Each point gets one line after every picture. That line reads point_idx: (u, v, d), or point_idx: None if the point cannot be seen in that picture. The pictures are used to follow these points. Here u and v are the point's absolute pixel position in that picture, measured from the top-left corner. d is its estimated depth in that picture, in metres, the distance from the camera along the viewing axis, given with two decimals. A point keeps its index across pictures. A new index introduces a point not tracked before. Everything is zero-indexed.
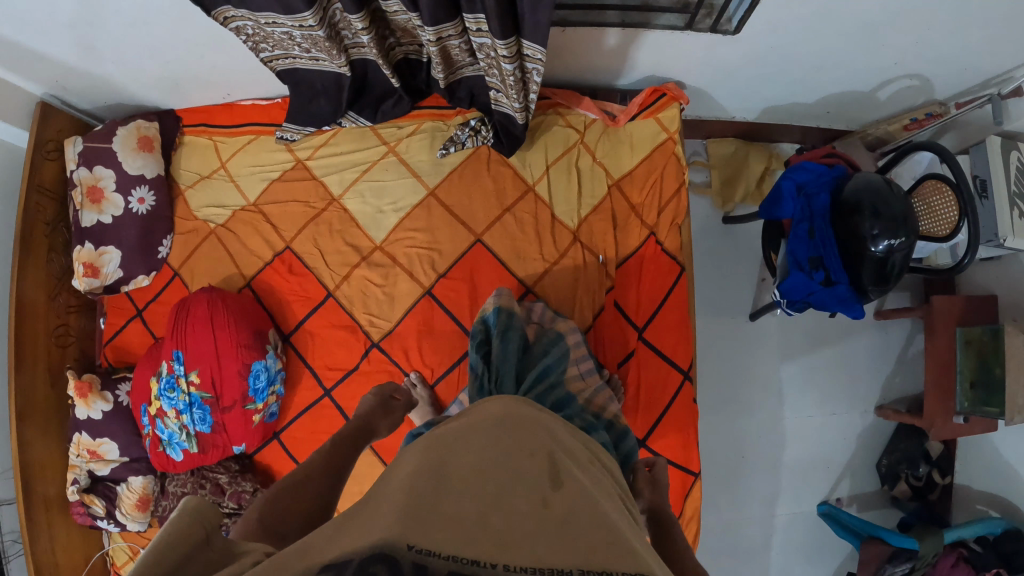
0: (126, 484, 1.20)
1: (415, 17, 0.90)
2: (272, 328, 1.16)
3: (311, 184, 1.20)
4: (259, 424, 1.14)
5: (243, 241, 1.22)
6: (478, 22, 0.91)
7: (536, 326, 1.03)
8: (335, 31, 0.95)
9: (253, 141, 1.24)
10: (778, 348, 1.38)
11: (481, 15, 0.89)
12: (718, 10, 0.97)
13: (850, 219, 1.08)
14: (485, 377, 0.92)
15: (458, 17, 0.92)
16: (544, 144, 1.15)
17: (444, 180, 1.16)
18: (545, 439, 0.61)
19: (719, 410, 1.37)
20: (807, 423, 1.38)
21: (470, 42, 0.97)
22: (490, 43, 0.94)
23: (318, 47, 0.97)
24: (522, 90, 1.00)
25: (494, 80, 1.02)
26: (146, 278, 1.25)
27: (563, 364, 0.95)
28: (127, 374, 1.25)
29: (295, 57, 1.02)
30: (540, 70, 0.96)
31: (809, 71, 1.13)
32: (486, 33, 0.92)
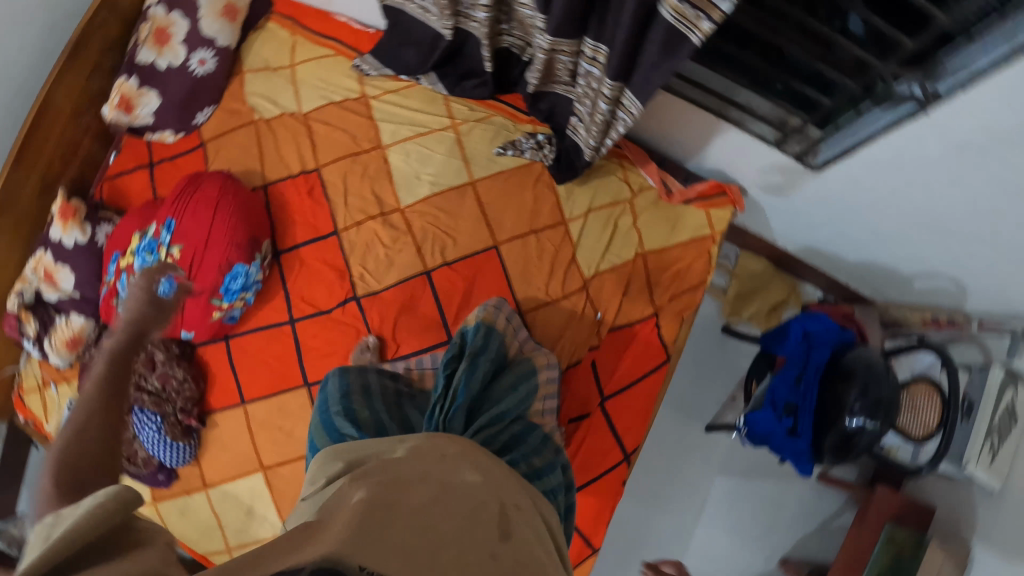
0: (66, 318, 1.18)
1: (541, 20, 0.93)
2: (268, 239, 1.16)
3: (364, 123, 1.18)
4: (216, 321, 1.14)
5: (278, 145, 1.20)
6: (596, 51, 0.94)
7: (517, 345, 1.05)
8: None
9: (330, 57, 1.21)
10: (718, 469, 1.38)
11: (603, 46, 0.92)
12: (812, 141, 0.99)
13: (840, 385, 1.09)
14: (439, 405, 0.91)
15: (579, 38, 0.95)
16: (596, 187, 1.14)
17: (489, 177, 1.14)
18: (491, 488, 0.72)
19: (638, 498, 1.39)
20: (712, 546, 1.38)
21: (577, 66, 0.99)
22: (597, 75, 0.96)
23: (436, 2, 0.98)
24: (601, 133, 1.03)
25: (580, 109, 1.03)
26: (173, 135, 1.23)
27: (525, 408, 0.95)
28: (111, 218, 1.22)
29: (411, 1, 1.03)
30: (626, 124, 0.99)
31: (865, 232, 1.14)
32: (598, 65, 0.95)
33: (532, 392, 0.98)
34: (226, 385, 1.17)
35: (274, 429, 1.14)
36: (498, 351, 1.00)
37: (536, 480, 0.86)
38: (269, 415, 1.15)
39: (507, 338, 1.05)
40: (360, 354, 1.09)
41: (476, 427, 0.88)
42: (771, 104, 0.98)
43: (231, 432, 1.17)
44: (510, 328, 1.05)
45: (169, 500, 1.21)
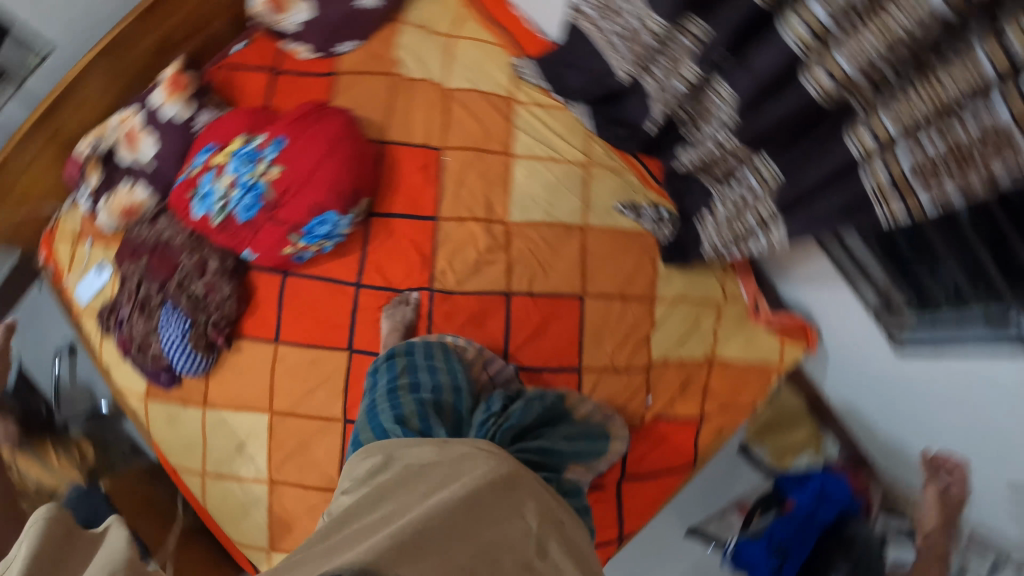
0: (131, 184, 1.17)
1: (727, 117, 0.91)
2: (368, 198, 1.10)
3: (502, 124, 1.14)
4: (284, 254, 1.10)
5: (410, 109, 1.15)
6: (763, 169, 0.94)
7: (581, 408, 1.04)
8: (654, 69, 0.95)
9: (490, 47, 1.19)
10: None
11: (776, 169, 0.91)
12: (903, 325, 1.02)
13: (837, 558, 1.11)
14: (492, 420, 0.91)
15: (756, 151, 0.93)
16: (695, 278, 1.13)
17: (602, 229, 1.12)
18: (538, 494, 0.74)
19: None
20: None
21: (736, 172, 0.98)
22: (755, 191, 0.96)
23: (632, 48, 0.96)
24: (731, 239, 1.04)
25: (718, 208, 1.03)
26: (308, 52, 1.19)
27: (580, 458, 0.95)
28: (215, 107, 1.17)
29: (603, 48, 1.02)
30: (761, 245, 1.00)
31: (916, 428, 1.13)
32: (761, 182, 0.95)
33: (589, 448, 0.97)
34: (266, 317, 1.13)
35: (296, 379, 1.12)
36: (554, 404, 1.00)
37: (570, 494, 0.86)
38: (296, 364, 1.12)
39: (575, 401, 1.05)
40: (399, 307, 1.09)
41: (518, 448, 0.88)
42: (884, 275, 1.00)
43: (251, 365, 1.14)
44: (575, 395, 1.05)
45: (162, 403, 1.17)
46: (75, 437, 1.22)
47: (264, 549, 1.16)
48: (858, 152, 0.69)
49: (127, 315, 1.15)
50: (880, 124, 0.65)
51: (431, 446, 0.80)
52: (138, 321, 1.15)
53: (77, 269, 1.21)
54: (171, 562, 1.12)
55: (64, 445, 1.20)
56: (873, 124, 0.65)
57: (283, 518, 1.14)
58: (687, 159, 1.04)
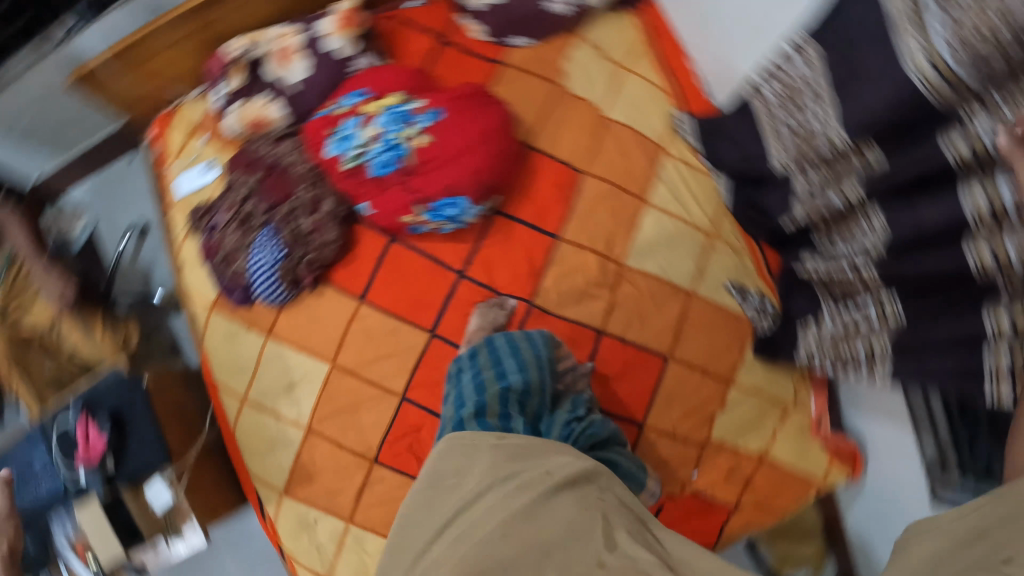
0: (268, 99, 1.16)
1: (869, 246, 0.91)
2: (500, 196, 1.10)
3: (646, 168, 1.14)
4: (402, 220, 1.09)
5: (562, 123, 1.14)
6: (886, 306, 0.93)
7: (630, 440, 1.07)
8: (821, 178, 0.93)
9: (654, 89, 1.19)
10: None
11: (901, 312, 0.91)
12: (947, 485, 1.02)
13: None
14: (571, 422, 0.98)
15: (884, 288, 0.93)
16: (774, 377, 1.16)
17: (706, 301, 1.13)
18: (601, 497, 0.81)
19: None
20: None
21: (855, 299, 0.99)
22: (872, 324, 0.96)
23: (796, 146, 0.94)
24: (832, 356, 1.05)
25: (827, 324, 1.04)
26: (482, 32, 1.18)
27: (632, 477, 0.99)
28: (376, 54, 1.17)
29: (775, 138, 1.00)
30: (860, 375, 1.01)
31: None
32: (879, 317, 0.95)
33: (637, 474, 1.00)
34: (359, 273, 1.12)
35: (367, 342, 1.11)
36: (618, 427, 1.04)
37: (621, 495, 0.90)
38: (372, 328, 1.11)
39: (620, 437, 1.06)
40: (493, 309, 1.10)
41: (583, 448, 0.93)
42: (949, 432, 1.00)
43: (328, 313, 1.12)
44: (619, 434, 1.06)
45: (226, 319, 1.16)
46: (123, 318, 1.21)
47: (277, 491, 1.15)
48: (990, 329, 0.78)
49: (223, 223, 1.14)
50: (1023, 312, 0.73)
51: (485, 446, 0.89)
52: (233, 233, 1.13)
53: (185, 158, 1.21)
54: (186, 474, 1.12)
55: (114, 325, 1.18)
56: (1016, 311, 0.74)
57: (307, 468, 1.13)
58: (813, 270, 1.05)
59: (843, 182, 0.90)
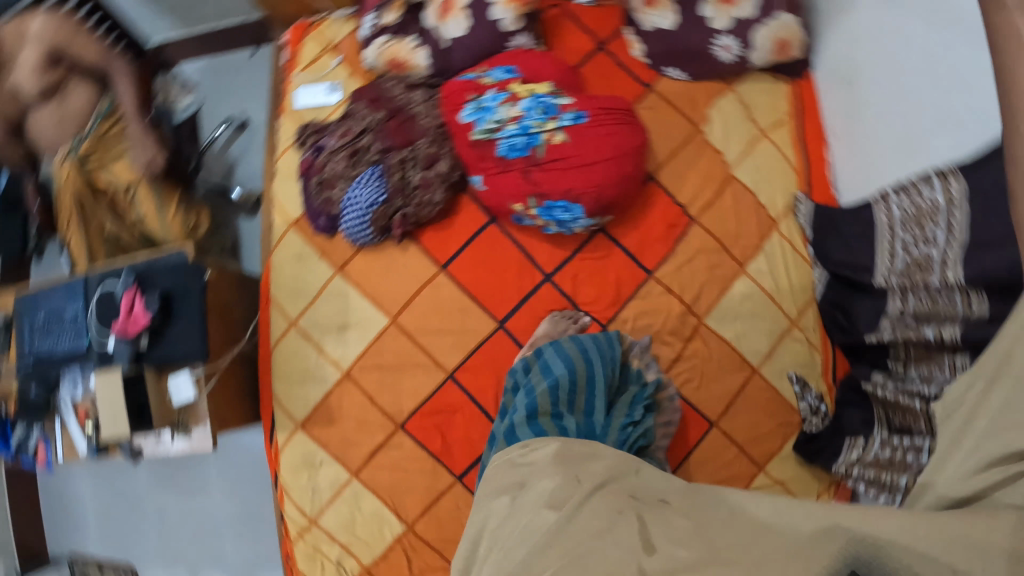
0: (415, 45, 1.14)
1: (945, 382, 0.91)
2: (611, 216, 1.10)
3: (755, 237, 1.13)
4: (511, 207, 1.08)
5: (688, 167, 1.15)
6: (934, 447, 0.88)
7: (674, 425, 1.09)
8: (922, 310, 0.93)
9: (786, 164, 1.18)
10: None
11: None
12: None
13: None
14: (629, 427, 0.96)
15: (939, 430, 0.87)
16: (804, 476, 1.12)
17: (767, 383, 1.12)
18: (638, 488, 0.74)
19: None
20: None
21: (911, 431, 0.94)
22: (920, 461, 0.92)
23: (908, 267, 0.95)
24: (869, 479, 1.00)
25: (876, 446, 1.00)
26: (641, 52, 1.17)
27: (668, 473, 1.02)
28: (533, 36, 1.14)
29: (892, 260, 0.98)
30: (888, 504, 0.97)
31: None
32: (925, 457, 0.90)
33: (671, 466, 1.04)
34: (450, 241, 1.11)
35: (434, 310, 1.10)
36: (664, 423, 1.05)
37: None
38: (443, 299, 1.10)
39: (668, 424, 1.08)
40: (567, 321, 1.09)
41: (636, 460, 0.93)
42: None
43: (406, 270, 1.11)
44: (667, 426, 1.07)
45: (303, 240, 1.14)
46: (198, 201, 1.19)
47: (294, 422, 1.13)
48: None
49: (333, 147, 1.13)
50: None
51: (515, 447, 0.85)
52: (341, 160, 1.12)
53: (313, 72, 1.20)
54: (214, 377, 1.08)
55: (189, 206, 1.17)
56: None
57: (332, 410, 1.11)
58: (880, 389, 1.01)
59: (940, 321, 0.89)
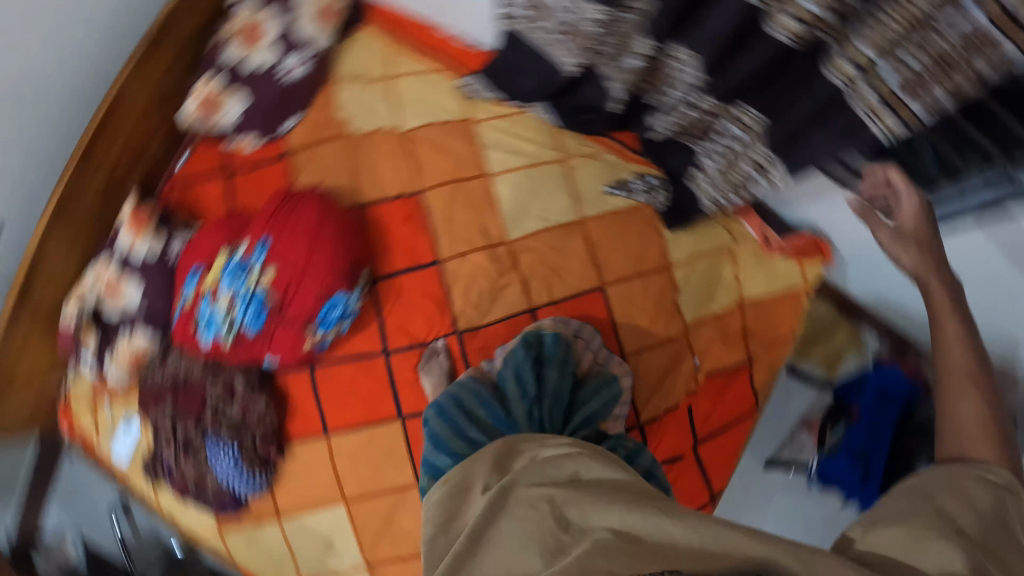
0: (128, 337, 1.13)
1: (691, 73, 0.88)
2: (367, 267, 1.09)
3: (469, 147, 1.13)
4: (306, 349, 1.08)
5: (375, 163, 1.13)
6: (744, 117, 0.91)
7: (591, 359, 1.07)
8: (613, 48, 0.92)
9: (428, 74, 1.17)
10: (777, 501, 1.34)
11: (759, 114, 0.88)
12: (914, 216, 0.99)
13: (911, 438, 1.18)
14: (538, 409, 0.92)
15: (732, 104, 0.90)
16: (699, 235, 1.14)
17: (599, 216, 1.12)
18: (545, 472, 0.72)
19: None
20: None
21: (716, 131, 0.96)
22: (743, 140, 0.94)
23: (571, 40, 0.95)
24: (731, 189, 1.03)
25: (708, 164, 1.02)
26: (256, 142, 1.15)
27: (606, 410, 1.00)
28: (185, 228, 1.14)
29: (558, 51, 0.99)
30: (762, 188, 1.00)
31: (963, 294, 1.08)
32: (747, 130, 0.92)
33: (611, 396, 1.02)
34: (307, 415, 1.12)
35: (360, 465, 1.11)
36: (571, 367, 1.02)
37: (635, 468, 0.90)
38: (355, 447, 1.11)
39: (580, 352, 1.06)
40: (431, 359, 1.08)
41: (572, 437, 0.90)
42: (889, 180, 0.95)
43: (311, 464, 1.13)
44: (580, 343, 1.06)
45: (238, 529, 1.18)
46: None
47: None
48: (841, 83, 0.75)
49: (173, 459, 1.14)
50: (856, 50, 0.71)
51: (435, 490, 0.81)
52: (186, 463, 1.13)
53: (106, 431, 1.20)
54: None
55: None
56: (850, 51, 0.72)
57: None
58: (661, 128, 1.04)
59: (634, 39, 0.89)
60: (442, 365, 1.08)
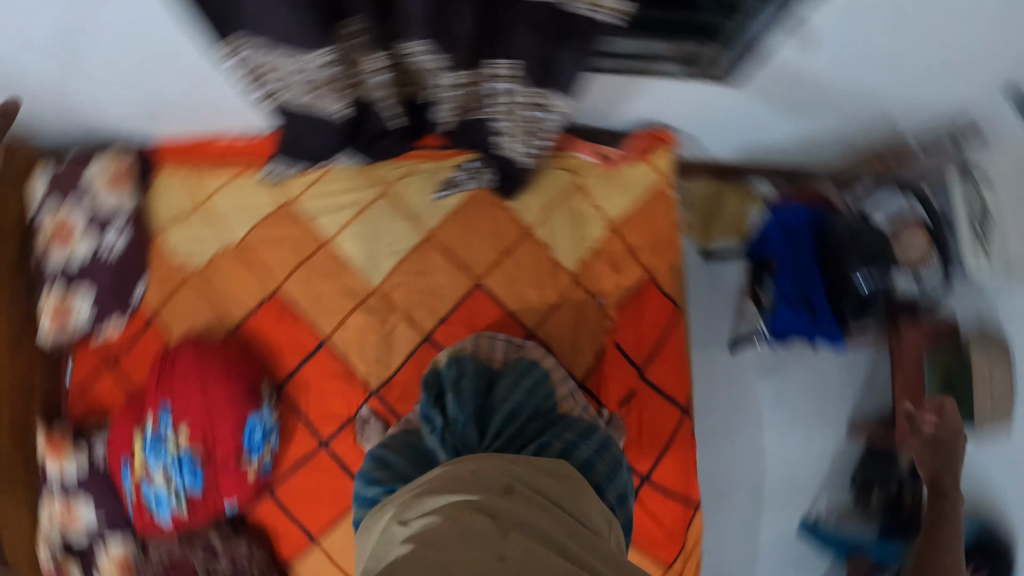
0: (104, 551, 1.16)
1: (434, 57, 0.87)
2: (265, 380, 1.12)
3: (299, 228, 1.14)
4: (253, 479, 1.10)
5: (229, 280, 1.16)
6: (495, 72, 0.90)
7: (500, 360, 1.06)
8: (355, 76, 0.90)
9: (232, 181, 1.17)
10: (758, 372, 1.34)
11: (505, 61, 0.88)
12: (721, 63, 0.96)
13: (836, 255, 1.17)
14: (445, 432, 0.92)
15: (476, 65, 0.90)
16: (541, 187, 1.13)
17: (442, 223, 1.13)
18: (482, 489, 0.76)
19: (708, 431, 1.35)
20: (788, 442, 1.36)
21: (481, 95, 0.96)
22: (509, 91, 0.94)
23: (323, 90, 0.91)
24: (529, 137, 1.02)
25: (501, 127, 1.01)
26: (120, 322, 1.17)
27: (533, 395, 1.00)
28: (101, 430, 1.16)
29: (321, 104, 0.94)
30: (555, 120, 1.00)
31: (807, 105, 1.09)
32: (504, 82, 0.92)
33: (533, 380, 1.02)
34: (291, 534, 1.15)
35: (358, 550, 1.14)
36: (479, 371, 1.02)
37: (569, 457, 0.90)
38: (345, 537, 1.14)
39: (488, 353, 1.07)
40: (364, 428, 1.10)
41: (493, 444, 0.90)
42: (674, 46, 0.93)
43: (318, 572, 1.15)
44: (484, 344, 1.07)
45: None
46: None
47: None
48: None
49: None
50: None
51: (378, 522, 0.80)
52: None
53: None
54: None
55: None
56: None
57: None
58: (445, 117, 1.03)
59: (363, 61, 0.87)
60: (376, 429, 1.09)
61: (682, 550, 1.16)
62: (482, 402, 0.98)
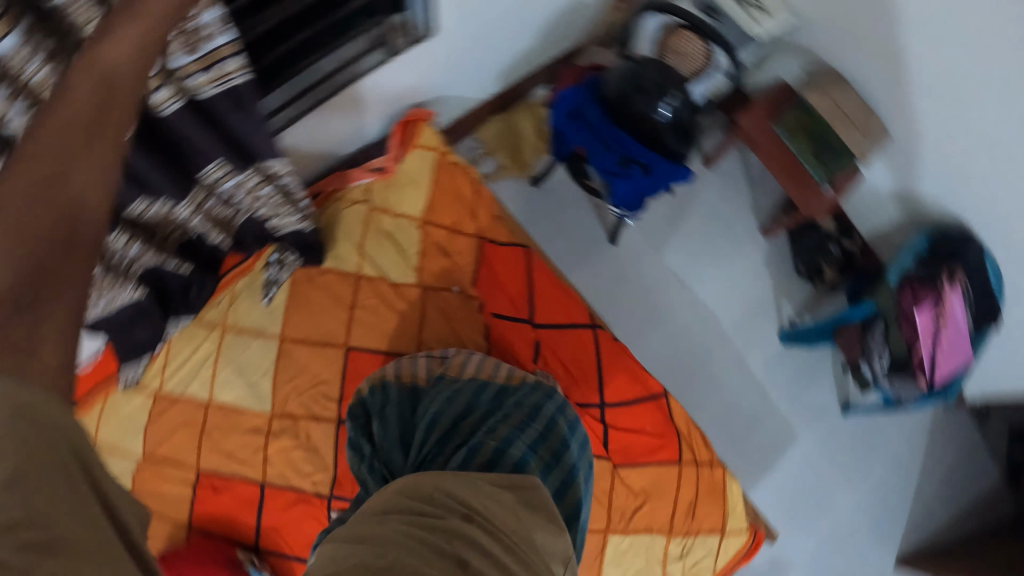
0: None
1: (157, 202, 0.79)
2: (238, 550, 1.11)
3: (180, 406, 1.13)
4: None
5: (154, 494, 1.13)
6: (219, 172, 0.82)
7: (422, 374, 1.05)
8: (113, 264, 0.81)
9: (104, 408, 1.12)
10: (652, 245, 1.33)
11: (219, 162, 0.80)
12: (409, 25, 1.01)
13: (626, 108, 1.13)
14: (374, 458, 0.91)
15: (197, 183, 0.82)
16: (344, 232, 1.14)
17: (286, 320, 1.14)
18: (444, 512, 0.72)
19: (636, 327, 1.29)
20: (717, 282, 1.33)
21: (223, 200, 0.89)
22: (243, 182, 0.87)
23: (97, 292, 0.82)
24: (291, 202, 0.98)
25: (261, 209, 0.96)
26: None
27: (461, 398, 0.98)
28: None
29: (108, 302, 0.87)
30: (295, 178, 0.94)
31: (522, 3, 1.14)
32: (231, 178, 0.84)
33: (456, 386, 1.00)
34: None
35: None
36: (401, 393, 1.01)
37: (501, 455, 0.87)
38: None
39: (409, 370, 1.05)
40: None
41: (421, 452, 0.89)
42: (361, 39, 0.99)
43: None
44: (405, 367, 1.06)
45: None
46: None
47: None
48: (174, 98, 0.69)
49: None
50: None
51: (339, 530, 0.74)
52: None
53: None
54: None
55: None
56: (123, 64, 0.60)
57: None
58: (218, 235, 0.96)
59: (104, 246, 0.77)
60: None
61: (681, 433, 1.15)
62: (408, 422, 0.96)
